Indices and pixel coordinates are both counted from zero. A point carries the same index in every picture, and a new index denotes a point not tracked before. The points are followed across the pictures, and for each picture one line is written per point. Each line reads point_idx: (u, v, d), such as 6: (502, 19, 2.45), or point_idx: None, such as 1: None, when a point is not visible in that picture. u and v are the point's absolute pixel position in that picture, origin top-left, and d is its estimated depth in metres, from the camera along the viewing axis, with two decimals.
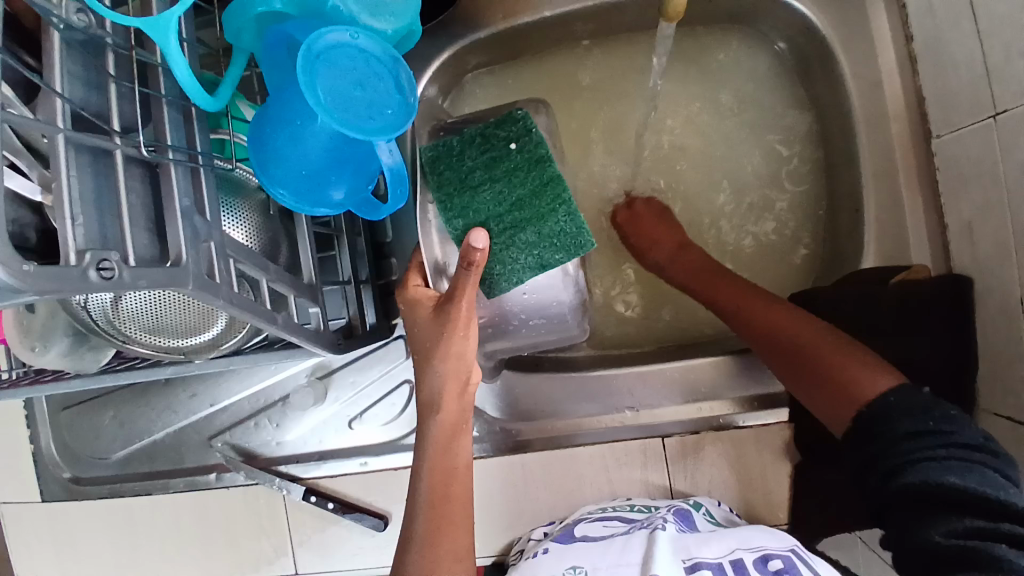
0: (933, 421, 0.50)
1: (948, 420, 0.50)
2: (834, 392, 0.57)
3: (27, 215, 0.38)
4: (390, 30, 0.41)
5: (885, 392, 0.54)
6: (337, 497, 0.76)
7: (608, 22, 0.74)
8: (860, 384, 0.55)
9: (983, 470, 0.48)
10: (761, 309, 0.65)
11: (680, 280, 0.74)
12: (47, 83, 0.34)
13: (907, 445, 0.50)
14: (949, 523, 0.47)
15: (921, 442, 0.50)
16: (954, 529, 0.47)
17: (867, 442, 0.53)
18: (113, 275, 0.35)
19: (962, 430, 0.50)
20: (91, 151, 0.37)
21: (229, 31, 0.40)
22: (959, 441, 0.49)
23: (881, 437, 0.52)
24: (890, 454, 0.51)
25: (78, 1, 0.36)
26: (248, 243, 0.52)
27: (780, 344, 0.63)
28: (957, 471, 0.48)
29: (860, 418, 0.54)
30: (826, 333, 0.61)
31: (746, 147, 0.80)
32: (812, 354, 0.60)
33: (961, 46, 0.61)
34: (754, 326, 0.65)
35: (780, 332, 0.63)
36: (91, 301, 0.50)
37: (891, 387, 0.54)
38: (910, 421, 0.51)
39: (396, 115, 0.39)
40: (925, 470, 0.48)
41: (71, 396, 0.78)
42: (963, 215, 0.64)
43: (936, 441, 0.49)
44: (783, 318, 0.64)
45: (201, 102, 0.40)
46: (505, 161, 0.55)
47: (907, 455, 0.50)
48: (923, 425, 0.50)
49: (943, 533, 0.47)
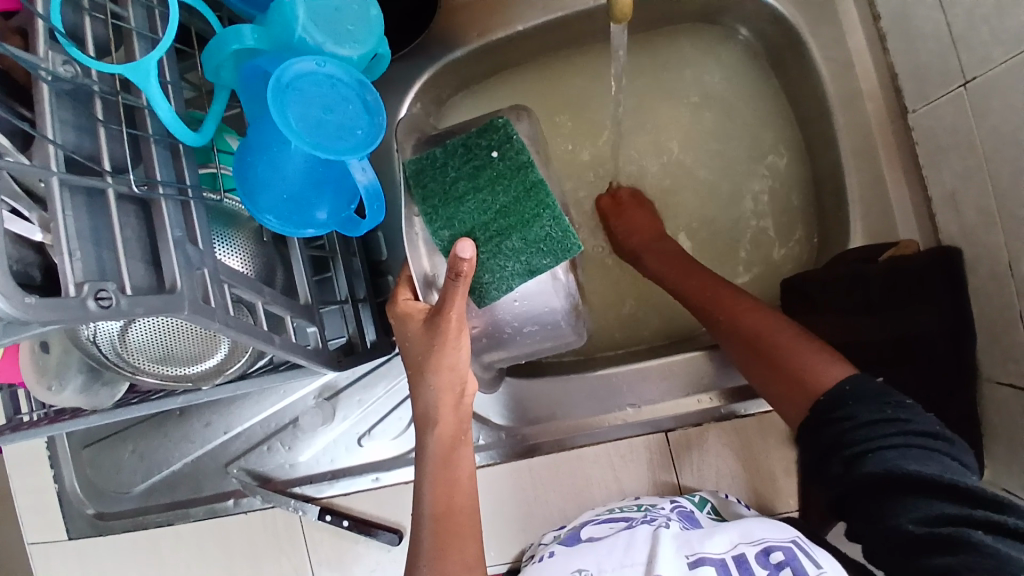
0: (891, 410, 0.52)
1: (903, 410, 0.53)
2: (791, 381, 0.59)
3: (29, 253, 0.40)
4: (356, 56, 0.44)
5: (840, 382, 0.56)
6: (350, 514, 0.77)
7: (580, 30, 0.76)
8: (814, 374, 0.58)
9: (941, 458, 0.50)
10: (729, 301, 0.67)
11: (656, 272, 0.75)
12: (39, 131, 0.37)
13: (868, 434, 0.52)
14: (918, 510, 0.48)
15: (882, 430, 0.52)
16: (926, 516, 0.48)
17: (825, 430, 0.55)
18: (111, 304, 0.37)
19: (917, 418, 0.52)
20: (86, 192, 0.39)
21: (208, 69, 0.43)
22: (917, 429, 0.51)
23: (839, 425, 0.54)
24: (852, 443, 0.52)
25: (65, 54, 0.38)
26: (247, 271, 0.55)
27: (744, 335, 0.64)
28: (917, 458, 0.50)
29: (816, 406, 0.56)
30: (786, 325, 0.63)
31: (727, 140, 0.82)
32: (772, 344, 0.62)
33: (926, 19, 0.62)
34: (722, 318, 0.67)
35: (745, 323, 0.65)
36: (100, 336, 0.53)
37: (845, 377, 0.56)
38: (868, 409, 0.53)
39: (366, 133, 0.42)
40: (887, 458, 0.50)
41: (91, 433, 0.81)
42: (946, 185, 0.65)
43: (896, 430, 0.51)
44: (747, 311, 0.65)
45: (186, 138, 0.42)
46: (488, 170, 0.56)
47: (869, 443, 0.51)
48: (879, 414, 0.52)
49: (915, 521, 0.48)
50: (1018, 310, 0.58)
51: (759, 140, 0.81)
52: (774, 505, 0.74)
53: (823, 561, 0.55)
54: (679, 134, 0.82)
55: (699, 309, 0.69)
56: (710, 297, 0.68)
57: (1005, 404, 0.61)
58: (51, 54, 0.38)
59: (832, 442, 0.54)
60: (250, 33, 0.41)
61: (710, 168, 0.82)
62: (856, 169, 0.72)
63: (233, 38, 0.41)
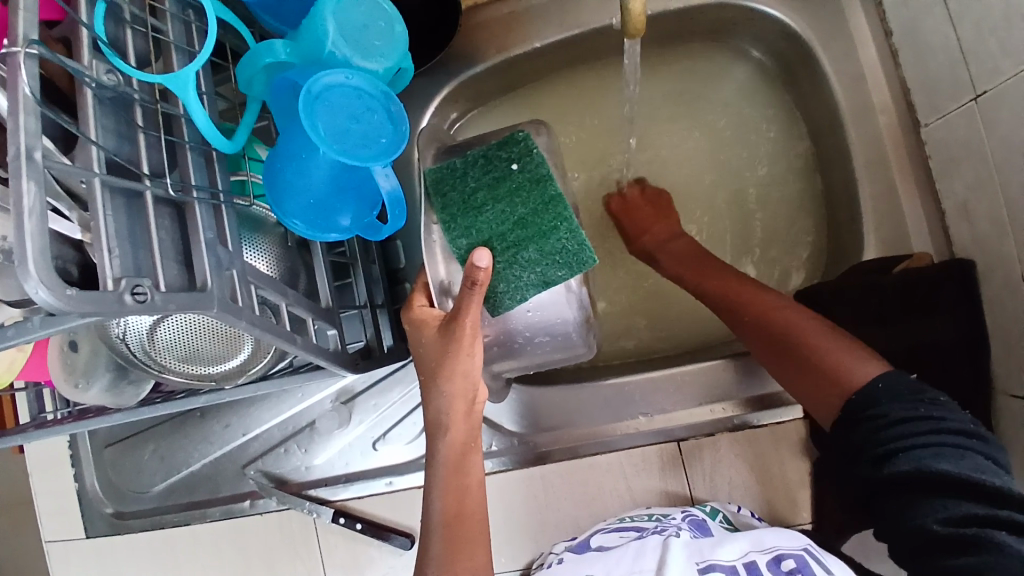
0: (924, 408, 0.52)
1: (937, 407, 0.52)
2: (823, 380, 0.59)
3: (69, 251, 0.43)
4: (381, 69, 0.46)
5: (874, 379, 0.56)
6: (364, 517, 0.78)
7: (596, 45, 0.78)
8: (847, 370, 0.58)
9: (974, 456, 0.50)
10: (753, 298, 0.67)
11: (675, 271, 0.75)
12: (83, 133, 0.39)
13: (898, 431, 0.52)
14: (945, 509, 0.48)
15: (915, 428, 0.51)
16: (951, 516, 0.48)
17: (854, 426, 0.55)
18: (146, 299, 0.39)
19: (951, 416, 0.52)
20: (125, 194, 0.41)
21: (241, 81, 0.45)
22: (951, 427, 0.51)
23: (870, 421, 0.54)
24: (883, 440, 0.52)
25: (108, 63, 0.41)
26: (272, 273, 0.57)
27: (771, 329, 0.64)
28: (949, 458, 0.50)
29: (848, 404, 0.56)
30: (813, 321, 0.63)
31: (739, 154, 0.83)
32: (801, 341, 0.61)
33: (937, 33, 0.63)
34: (744, 315, 0.67)
35: (771, 320, 0.64)
36: (129, 334, 0.55)
37: (879, 374, 0.56)
38: (901, 407, 0.53)
39: (389, 143, 0.44)
40: (917, 457, 0.50)
41: (113, 434, 0.83)
42: (959, 197, 0.65)
43: (929, 428, 0.51)
44: (773, 308, 0.65)
45: (220, 145, 0.44)
46: (507, 181, 0.57)
47: (899, 441, 0.51)
48: (912, 412, 0.52)
49: (941, 522, 0.48)
50: None
51: (772, 155, 0.83)
52: (787, 518, 0.74)
53: (834, 569, 0.55)
54: (692, 148, 0.84)
55: (721, 306, 0.69)
56: (734, 294, 0.68)
57: (1020, 417, 0.60)
58: (95, 63, 0.40)
59: (861, 439, 0.54)
60: (283, 47, 0.44)
61: (723, 181, 0.83)
62: (870, 183, 0.72)
63: (266, 52, 0.44)
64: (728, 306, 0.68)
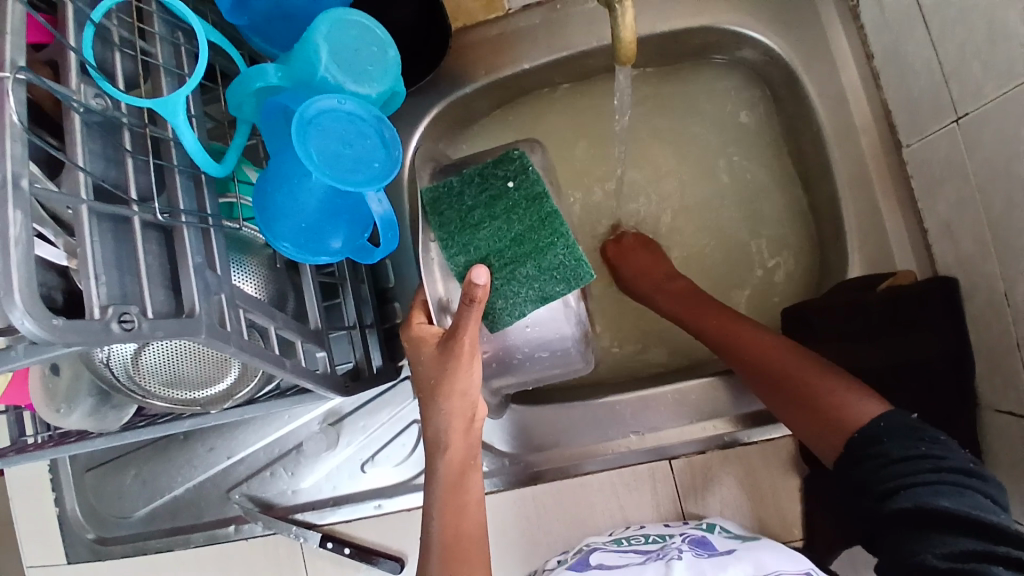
0: (923, 446, 0.53)
1: (937, 446, 0.53)
2: (822, 419, 0.60)
3: (53, 278, 0.42)
4: (374, 93, 0.46)
5: (874, 418, 0.57)
6: (352, 542, 0.76)
7: (584, 66, 0.79)
8: (846, 409, 0.59)
9: (974, 495, 0.50)
10: (749, 337, 0.69)
11: (669, 309, 0.76)
12: (70, 159, 0.38)
13: (901, 468, 0.53)
14: (945, 545, 0.48)
15: (914, 466, 0.52)
16: (950, 551, 0.48)
17: (854, 466, 0.56)
18: (134, 327, 0.38)
19: (951, 455, 0.52)
20: (112, 219, 0.40)
21: (231, 105, 0.45)
22: (951, 465, 0.52)
23: (872, 459, 0.55)
24: (885, 477, 0.53)
25: (97, 88, 0.41)
26: (259, 295, 0.56)
27: (769, 368, 0.66)
28: (948, 495, 0.50)
29: (850, 442, 0.57)
30: (807, 359, 0.65)
31: (726, 173, 0.84)
32: (798, 379, 0.63)
33: (918, 54, 0.65)
34: (743, 355, 0.68)
35: (768, 359, 0.66)
36: (114, 358, 0.54)
37: (880, 413, 0.57)
38: (900, 445, 0.54)
39: (382, 167, 0.44)
40: (917, 493, 0.51)
41: (95, 457, 0.81)
42: (941, 216, 0.67)
43: (929, 464, 0.52)
44: (771, 348, 0.67)
45: (208, 168, 0.44)
46: (505, 199, 0.58)
47: (900, 478, 0.52)
48: (912, 450, 0.53)
49: (940, 556, 0.48)
50: (1015, 338, 0.59)
51: (757, 174, 0.84)
52: (778, 535, 0.74)
53: None
54: (680, 167, 0.85)
55: (719, 346, 0.71)
56: (733, 333, 0.70)
57: (1006, 432, 0.61)
58: (83, 87, 0.40)
59: (863, 478, 0.55)
60: (274, 71, 0.44)
61: (710, 199, 0.85)
62: (853, 202, 0.74)
63: (257, 76, 0.43)
64: (729, 343, 0.70)
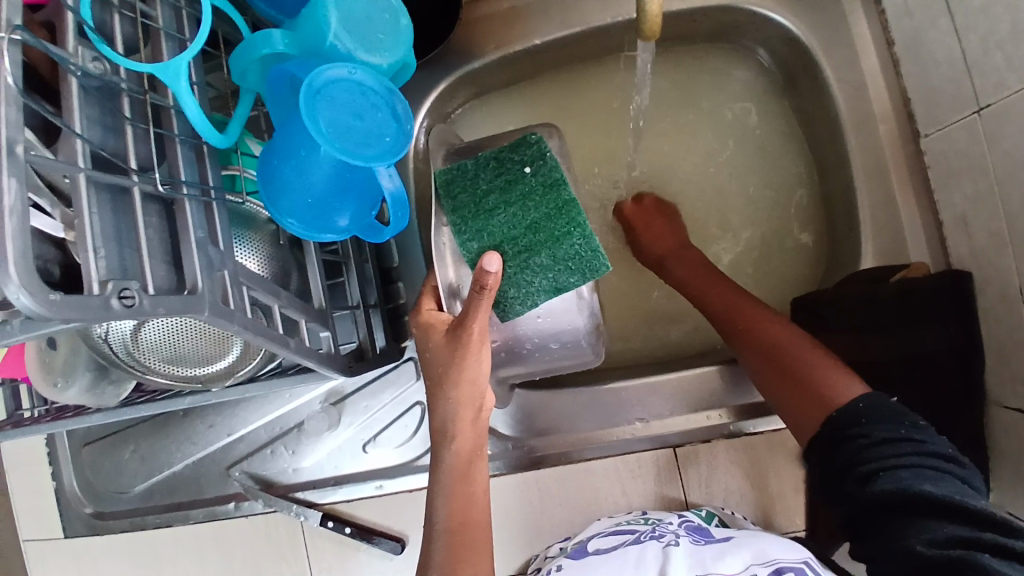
0: (906, 429, 0.53)
1: (919, 432, 0.53)
2: (804, 395, 0.60)
3: (50, 250, 0.40)
4: (385, 64, 0.44)
5: (857, 398, 0.57)
6: (353, 521, 0.76)
7: (596, 45, 0.77)
8: (831, 388, 0.59)
9: (955, 480, 0.50)
10: (748, 312, 0.68)
11: (681, 280, 0.75)
12: (66, 126, 0.36)
13: (881, 451, 0.52)
14: (930, 531, 0.47)
15: (895, 449, 0.52)
16: (936, 538, 0.47)
17: (836, 447, 0.55)
18: (134, 303, 0.37)
19: (932, 440, 0.53)
20: (110, 189, 0.39)
21: (235, 73, 0.43)
22: (932, 451, 0.52)
23: (853, 443, 0.54)
24: (865, 460, 0.53)
25: (95, 51, 0.39)
26: (263, 273, 0.55)
27: (763, 343, 0.65)
28: (931, 479, 0.50)
29: (830, 419, 0.57)
30: (803, 338, 0.64)
31: (737, 158, 0.83)
32: (789, 356, 0.63)
33: (940, 44, 0.63)
34: (739, 329, 0.68)
35: (764, 334, 0.66)
36: (112, 334, 0.53)
37: (863, 394, 0.57)
38: (884, 429, 0.54)
39: (394, 141, 0.42)
40: (898, 477, 0.50)
41: (92, 433, 0.80)
42: (957, 209, 0.65)
43: (910, 449, 0.52)
44: (770, 324, 0.66)
45: (211, 139, 0.42)
46: (520, 185, 0.56)
47: (881, 461, 0.52)
48: (894, 433, 0.53)
49: (925, 543, 0.47)
50: None
51: (769, 160, 0.82)
52: (782, 525, 0.74)
53: None
54: (691, 151, 0.83)
55: (719, 317, 0.70)
56: (732, 307, 0.69)
57: (1013, 429, 0.61)
58: (81, 50, 0.38)
59: (844, 460, 0.54)
60: (281, 38, 0.42)
61: (721, 185, 0.83)
62: (867, 193, 0.72)
63: (264, 43, 0.42)
64: (726, 315, 0.69)
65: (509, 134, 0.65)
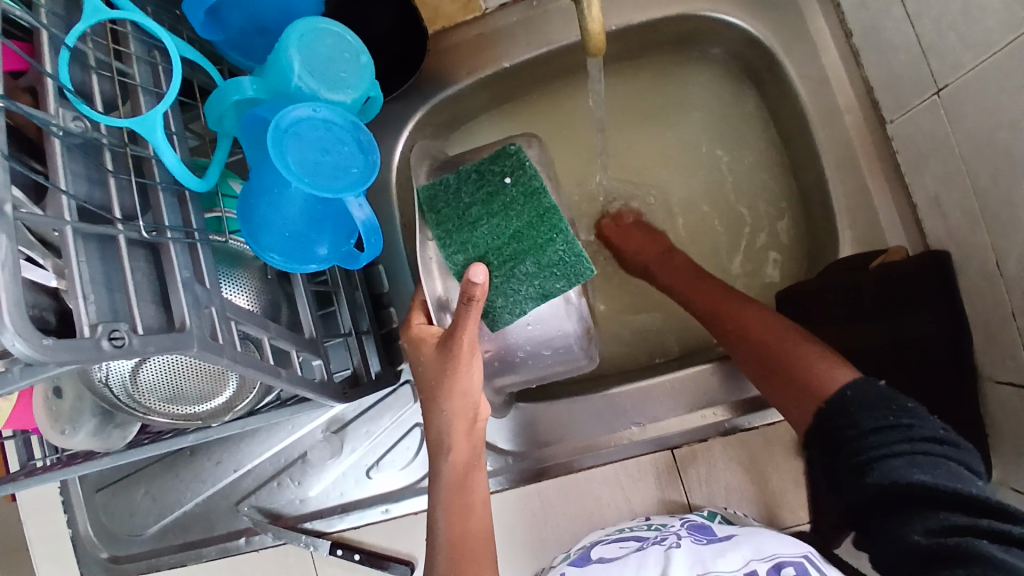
0: (894, 417, 0.54)
1: (909, 416, 0.54)
2: (795, 386, 0.61)
3: (45, 299, 0.42)
4: (349, 100, 0.47)
5: (844, 387, 0.58)
6: (361, 547, 0.78)
7: (565, 63, 0.79)
8: (821, 379, 0.60)
9: (948, 464, 0.51)
10: (732, 311, 0.69)
11: (669, 283, 0.77)
12: (52, 183, 0.39)
13: (872, 442, 0.54)
14: (928, 520, 0.49)
15: (887, 438, 0.53)
16: (934, 527, 0.48)
17: (831, 436, 0.57)
18: (124, 343, 0.39)
19: (923, 424, 0.54)
20: (98, 239, 0.41)
21: (211, 120, 0.46)
22: (922, 435, 0.53)
23: (845, 434, 0.56)
24: (859, 452, 0.54)
25: (75, 110, 0.41)
26: (253, 308, 0.57)
27: (748, 338, 0.67)
28: (924, 467, 0.51)
29: (821, 410, 0.58)
30: (785, 329, 0.66)
31: (713, 160, 0.85)
32: (776, 348, 0.64)
33: (896, 32, 0.65)
34: (726, 326, 0.69)
35: (748, 328, 0.67)
36: (112, 377, 0.55)
37: (850, 382, 0.58)
38: (872, 418, 0.55)
39: (361, 172, 0.44)
40: (893, 468, 0.52)
41: (105, 476, 0.82)
42: (929, 190, 0.67)
43: (901, 437, 0.53)
44: (753, 319, 0.68)
45: (191, 184, 0.44)
46: (501, 195, 0.58)
47: (874, 452, 0.53)
48: (883, 422, 0.54)
49: (923, 533, 0.48)
50: (1009, 307, 0.58)
51: (744, 159, 0.84)
52: (784, 518, 0.74)
53: None
54: (668, 156, 0.85)
55: (705, 316, 0.72)
56: (715, 305, 0.71)
57: (1005, 403, 0.61)
58: (62, 111, 0.40)
59: (839, 452, 0.56)
60: (250, 84, 0.45)
61: (701, 187, 0.85)
62: (841, 182, 0.74)
63: (234, 90, 0.44)
64: (711, 314, 0.71)
65: (489, 147, 0.68)
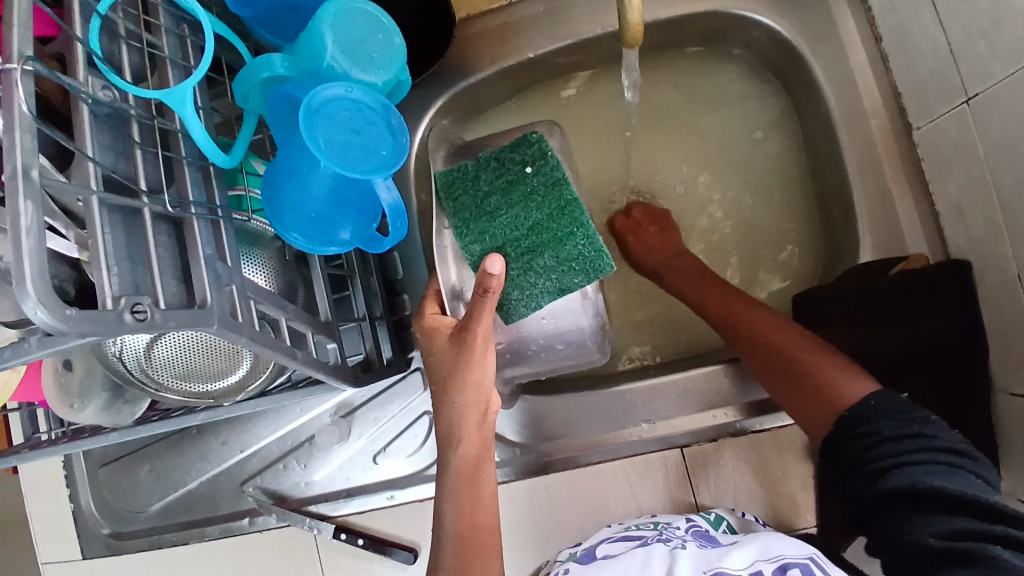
0: (916, 425, 0.53)
1: (929, 426, 0.53)
2: (814, 396, 0.61)
3: (65, 270, 0.42)
4: (380, 82, 0.46)
5: (866, 397, 0.57)
6: (366, 533, 0.77)
7: (589, 55, 0.79)
8: (842, 388, 0.59)
9: (967, 475, 0.50)
10: (748, 317, 0.69)
11: (678, 288, 0.77)
12: (79, 150, 0.38)
13: (890, 448, 0.53)
14: (940, 524, 0.48)
15: (906, 444, 0.52)
16: (945, 530, 0.47)
17: (845, 443, 0.56)
18: (146, 317, 0.38)
19: (942, 435, 0.53)
20: (122, 211, 0.41)
21: (238, 96, 0.45)
22: (942, 445, 0.52)
23: (863, 439, 0.55)
24: (875, 457, 0.53)
25: (104, 79, 0.41)
26: (269, 288, 0.56)
27: (764, 346, 0.66)
28: (942, 474, 0.50)
29: (841, 419, 0.57)
30: (801, 337, 0.65)
31: (732, 160, 0.84)
32: (793, 356, 0.64)
33: (927, 36, 0.64)
34: (742, 333, 0.69)
35: (765, 336, 0.67)
36: (126, 352, 0.54)
37: (871, 392, 0.58)
38: (893, 425, 0.54)
39: (390, 155, 0.43)
40: (910, 473, 0.51)
41: (109, 453, 0.82)
42: (952, 198, 0.66)
43: (921, 444, 0.52)
44: (769, 326, 0.67)
45: (218, 160, 0.44)
46: (521, 185, 0.57)
47: (891, 458, 0.52)
48: (903, 430, 0.53)
49: (936, 535, 0.47)
50: None
51: (765, 159, 0.83)
52: (791, 523, 0.74)
53: None
54: (687, 154, 0.84)
55: (717, 322, 0.71)
56: (729, 311, 0.71)
57: (1019, 415, 0.60)
58: (91, 79, 0.40)
59: (854, 457, 0.55)
60: (280, 61, 0.44)
61: (719, 186, 0.84)
62: (863, 187, 0.73)
63: (264, 67, 0.44)
64: (726, 319, 0.70)
65: (508, 134, 0.67)
